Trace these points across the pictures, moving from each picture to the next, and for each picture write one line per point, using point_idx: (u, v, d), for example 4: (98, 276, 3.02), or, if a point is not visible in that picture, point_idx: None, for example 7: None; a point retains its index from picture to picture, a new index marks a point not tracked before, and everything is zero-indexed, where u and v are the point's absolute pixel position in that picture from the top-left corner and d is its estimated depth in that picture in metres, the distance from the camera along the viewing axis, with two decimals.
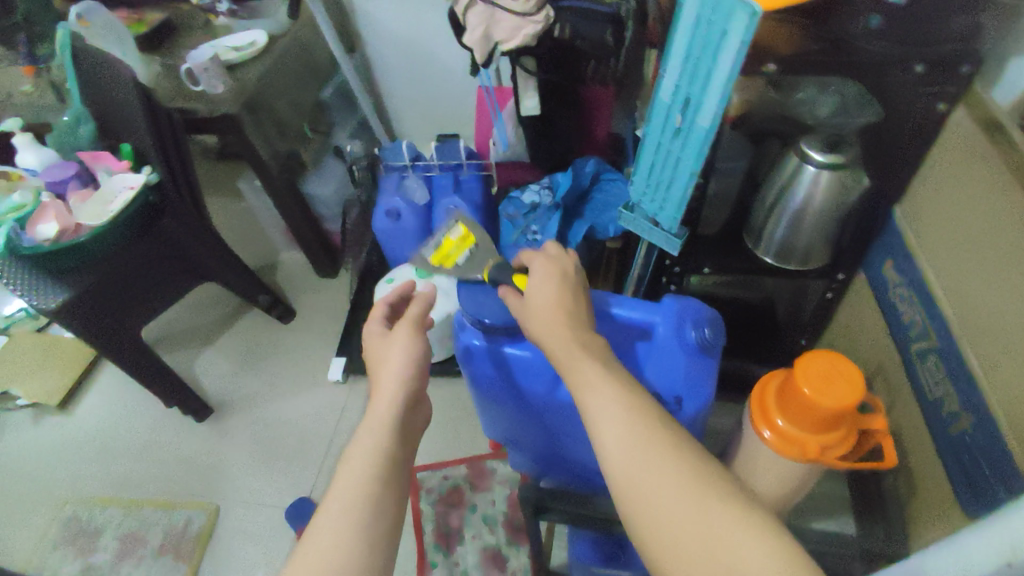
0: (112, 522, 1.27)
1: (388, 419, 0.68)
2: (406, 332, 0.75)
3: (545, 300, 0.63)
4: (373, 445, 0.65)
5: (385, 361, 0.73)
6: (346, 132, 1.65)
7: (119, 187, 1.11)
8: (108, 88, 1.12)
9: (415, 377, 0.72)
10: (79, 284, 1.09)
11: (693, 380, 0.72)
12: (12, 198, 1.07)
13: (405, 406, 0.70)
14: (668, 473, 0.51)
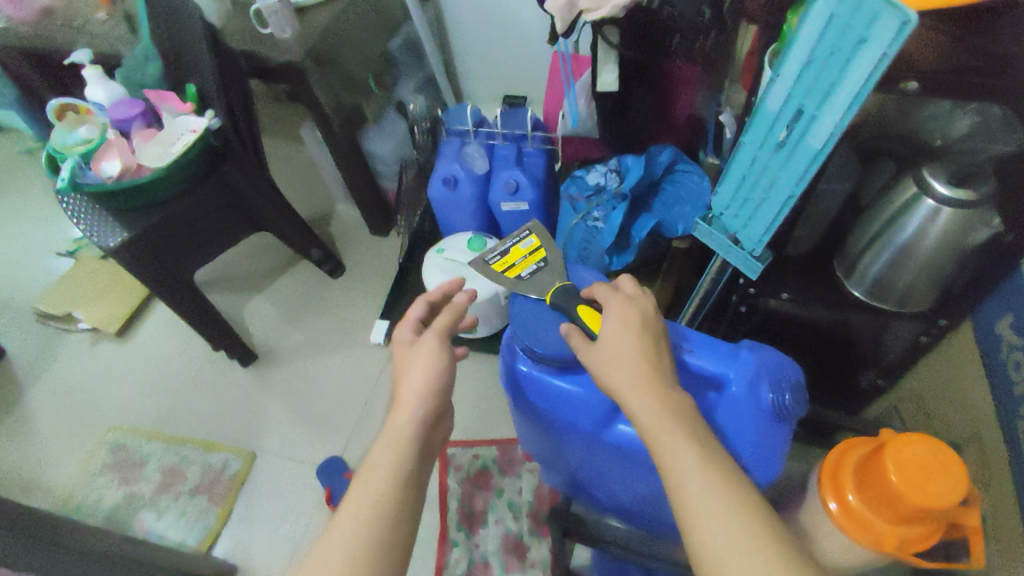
0: (156, 454, 1.33)
1: (402, 432, 0.67)
2: (430, 344, 0.73)
3: (616, 334, 0.59)
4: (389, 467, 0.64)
5: (408, 368, 0.72)
6: (412, 85, 1.58)
7: (181, 130, 1.10)
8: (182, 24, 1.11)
9: (435, 391, 0.70)
10: (138, 225, 1.10)
11: (760, 447, 0.65)
12: (78, 131, 1.07)
13: (425, 418, 0.68)
14: (725, 531, 0.47)
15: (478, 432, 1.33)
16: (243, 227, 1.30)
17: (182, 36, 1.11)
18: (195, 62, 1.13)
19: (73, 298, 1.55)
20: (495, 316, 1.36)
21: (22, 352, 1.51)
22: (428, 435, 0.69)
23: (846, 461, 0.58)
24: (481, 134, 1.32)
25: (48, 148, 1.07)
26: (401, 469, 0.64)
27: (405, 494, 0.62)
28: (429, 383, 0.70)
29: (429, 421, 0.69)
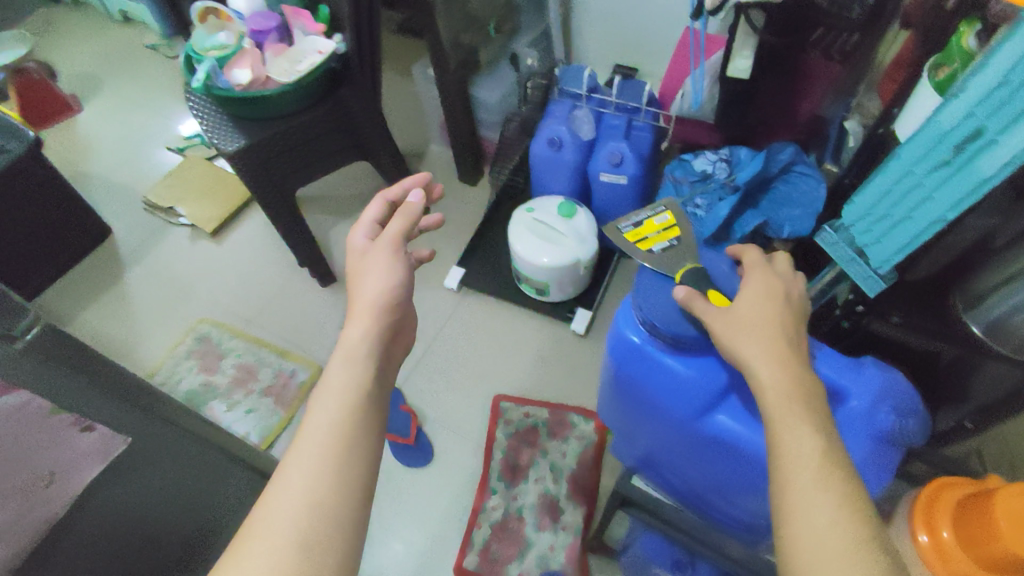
0: (234, 350, 1.42)
1: (357, 345, 0.69)
2: (384, 254, 0.76)
3: (750, 310, 0.62)
4: (347, 384, 0.65)
5: (363, 277, 0.75)
6: (528, 38, 1.56)
7: (310, 49, 1.13)
8: None
9: (391, 304, 0.73)
10: (256, 135, 1.15)
11: (869, 466, 0.64)
12: (217, 36, 1.12)
13: (382, 334, 0.72)
14: (826, 508, 0.48)
15: (534, 391, 1.36)
16: (349, 152, 1.34)
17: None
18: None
19: (180, 192, 1.66)
20: (571, 283, 1.37)
21: (128, 233, 1.63)
22: (385, 349, 0.72)
23: (946, 501, 0.63)
24: (594, 100, 1.31)
25: (188, 49, 1.12)
26: (360, 386, 0.65)
27: (365, 412, 0.63)
28: (383, 296, 0.73)
29: (385, 336, 0.72)
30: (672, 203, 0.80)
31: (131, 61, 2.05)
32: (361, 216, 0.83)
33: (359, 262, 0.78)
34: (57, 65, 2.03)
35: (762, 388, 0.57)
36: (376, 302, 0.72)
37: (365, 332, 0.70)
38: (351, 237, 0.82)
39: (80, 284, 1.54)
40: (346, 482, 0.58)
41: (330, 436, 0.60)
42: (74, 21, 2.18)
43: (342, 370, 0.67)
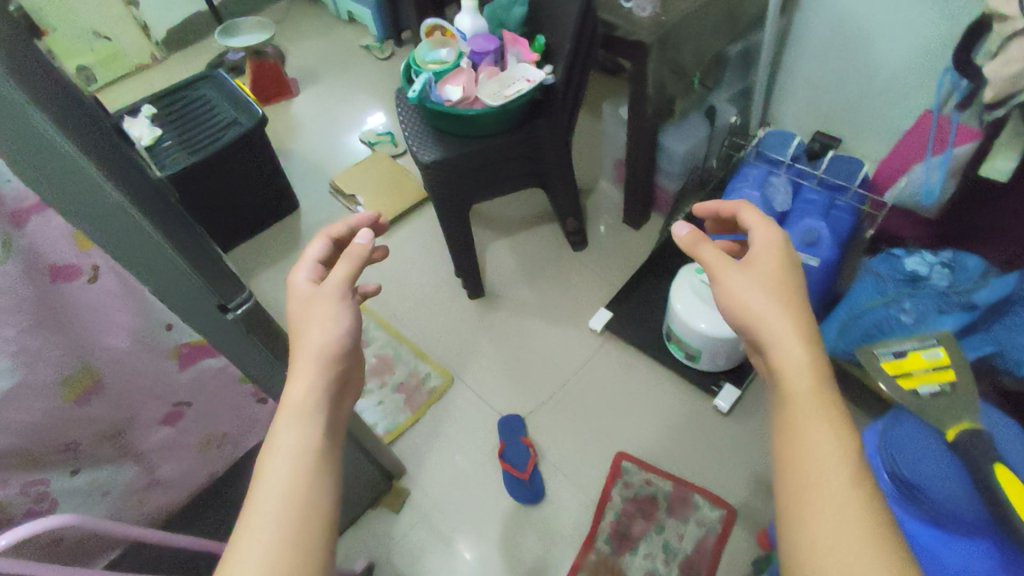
0: (379, 341, 1.49)
1: (305, 398, 0.69)
2: (329, 301, 0.76)
3: (768, 261, 0.72)
4: (300, 442, 0.66)
5: (308, 325, 0.74)
6: (729, 93, 1.50)
7: (519, 75, 1.15)
8: None
9: (340, 350, 0.73)
10: (450, 149, 1.20)
11: None
12: (438, 51, 1.18)
13: (329, 381, 0.71)
14: (828, 457, 0.58)
15: (660, 458, 1.27)
16: (525, 178, 1.34)
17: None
18: (560, 9, 1.15)
19: (363, 183, 1.79)
20: (726, 357, 1.27)
21: (311, 212, 1.78)
22: (332, 396, 0.72)
23: None
24: (793, 170, 1.20)
25: (410, 57, 1.19)
26: (313, 443, 0.66)
27: (322, 459, 0.65)
28: (332, 343, 0.72)
29: (334, 385, 0.72)
30: (947, 342, 0.89)
31: (347, 60, 2.28)
32: (303, 257, 0.85)
33: (302, 308, 0.78)
34: (288, 54, 2.31)
35: (779, 348, 0.66)
36: (320, 349, 0.71)
37: (309, 390, 0.69)
38: (292, 279, 0.83)
39: (263, 248, 1.70)
40: (308, 540, 0.60)
41: (285, 493, 0.62)
42: (309, 18, 2.47)
43: (287, 429, 0.67)
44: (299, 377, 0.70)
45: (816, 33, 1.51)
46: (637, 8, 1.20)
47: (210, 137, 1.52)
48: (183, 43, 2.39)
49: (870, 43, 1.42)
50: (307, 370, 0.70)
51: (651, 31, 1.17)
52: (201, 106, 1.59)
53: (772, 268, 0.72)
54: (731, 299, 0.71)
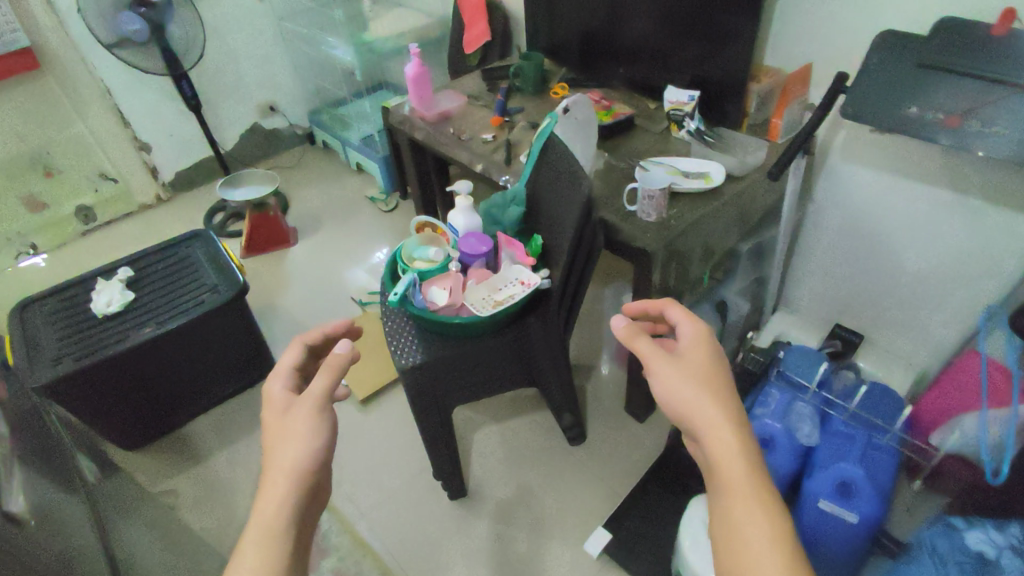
0: (338, 548, 1.28)
1: (272, 515, 0.67)
2: (306, 413, 0.76)
3: (697, 360, 0.78)
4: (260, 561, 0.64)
5: (283, 440, 0.74)
6: (741, 285, 1.40)
7: (512, 278, 1.07)
8: (562, 183, 1.04)
9: (312, 465, 0.72)
10: (434, 353, 1.06)
11: None
12: (429, 250, 1.10)
13: (302, 492, 0.70)
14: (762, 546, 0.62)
15: None
16: (517, 378, 1.20)
17: (560, 188, 1.05)
18: (559, 216, 1.06)
19: None
20: None
21: None
22: (306, 503, 0.71)
23: None
24: (819, 397, 1.05)
25: (396, 254, 1.11)
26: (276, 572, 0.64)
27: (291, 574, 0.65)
28: (306, 459, 0.72)
29: (303, 502, 0.70)
30: None
31: (351, 210, 2.27)
32: (277, 367, 0.87)
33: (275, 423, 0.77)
34: (293, 201, 2.32)
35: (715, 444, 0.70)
36: (293, 464, 0.71)
37: (278, 504, 0.68)
38: (268, 387, 0.85)
39: (226, 417, 1.55)
40: None
41: None
42: (319, 166, 2.51)
43: (246, 555, 0.64)
44: (266, 489, 0.69)
45: (825, 227, 1.42)
46: (640, 212, 1.11)
47: (185, 303, 1.42)
48: (192, 187, 2.42)
49: (890, 240, 1.32)
50: (273, 487, 0.69)
51: (658, 235, 1.09)
52: (183, 266, 1.51)
53: (702, 367, 0.77)
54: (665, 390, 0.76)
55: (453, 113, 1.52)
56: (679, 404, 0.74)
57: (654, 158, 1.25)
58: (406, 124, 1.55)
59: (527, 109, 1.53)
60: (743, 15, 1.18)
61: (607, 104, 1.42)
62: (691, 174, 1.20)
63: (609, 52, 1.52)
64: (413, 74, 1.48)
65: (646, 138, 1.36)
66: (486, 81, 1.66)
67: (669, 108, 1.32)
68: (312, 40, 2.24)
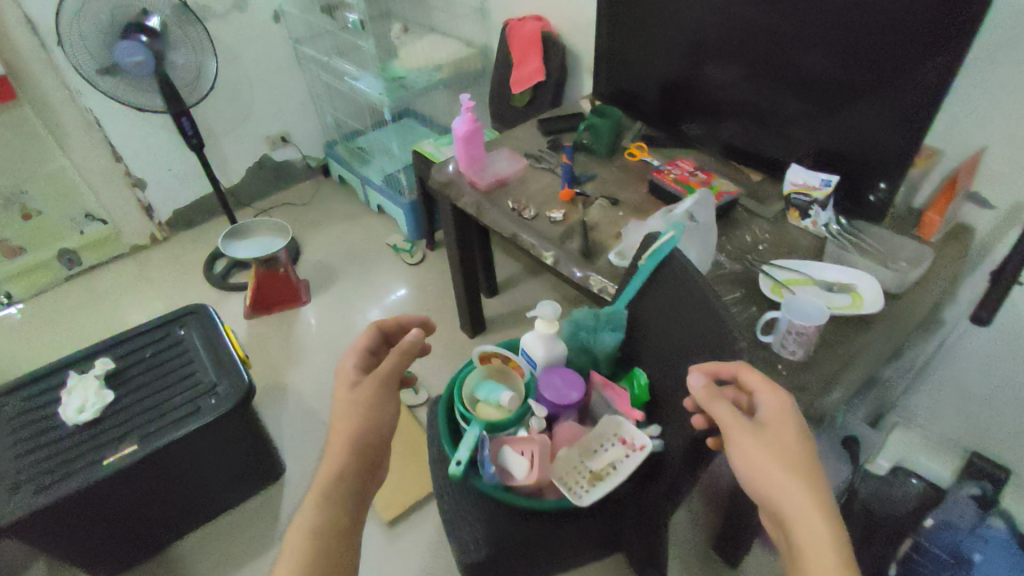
0: None
1: (334, 480, 0.71)
2: (373, 387, 0.79)
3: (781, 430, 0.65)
4: (320, 515, 0.68)
5: (350, 412, 0.76)
6: (866, 408, 1.12)
7: (609, 433, 0.80)
8: (688, 315, 0.76)
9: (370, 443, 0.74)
10: (498, 543, 0.80)
11: None
12: (501, 389, 0.84)
13: (362, 464, 0.73)
14: None
15: None
16: (602, 555, 0.90)
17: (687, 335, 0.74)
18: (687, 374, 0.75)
19: None
20: None
21: (296, 483, 1.36)
22: (364, 474, 0.74)
23: None
24: None
25: (456, 390, 0.86)
26: (335, 527, 0.68)
27: (345, 530, 0.69)
28: (369, 430, 0.75)
29: (362, 471, 0.73)
30: None
31: (370, 261, 1.99)
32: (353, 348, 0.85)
33: (344, 400, 0.78)
34: (305, 248, 2.04)
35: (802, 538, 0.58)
36: (354, 436, 0.74)
37: (340, 471, 0.72)
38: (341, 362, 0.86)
39: (220, 537, 1.27)
40: None
41: (309, 563, 0.65)
42: (335, 204, 2.24)
43: (310, 511, 0.69)
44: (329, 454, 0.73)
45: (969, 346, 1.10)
46: (778, 344, 0.84)
47: (177, 409, 1.15)
48: (191, 226, 2.15)
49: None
50: (338, 458, 0.72)
51: (805, 386, 0.80)
52: (177, 358, 1.24)
53: (789, 443, 0.64)
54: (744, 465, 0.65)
55: (509, 178, 1.26)
56: (761, 481, 0.63)
57: (779, 262, 0.99)
58: (450, 187, 1.28)
59: (598, 176, 1.26)
60: (915, 81, 0.89)
61: (707, 178, 1.16)
62: (834, 286, 0.93)
63: (702, 108, 1.24)
64: (464, 134, 1.23)
65: (758, 225, 1.09)
66: (547, 135, 1.41)
67: (790, 190, 1.06)
68: (332, 68, 1.97)
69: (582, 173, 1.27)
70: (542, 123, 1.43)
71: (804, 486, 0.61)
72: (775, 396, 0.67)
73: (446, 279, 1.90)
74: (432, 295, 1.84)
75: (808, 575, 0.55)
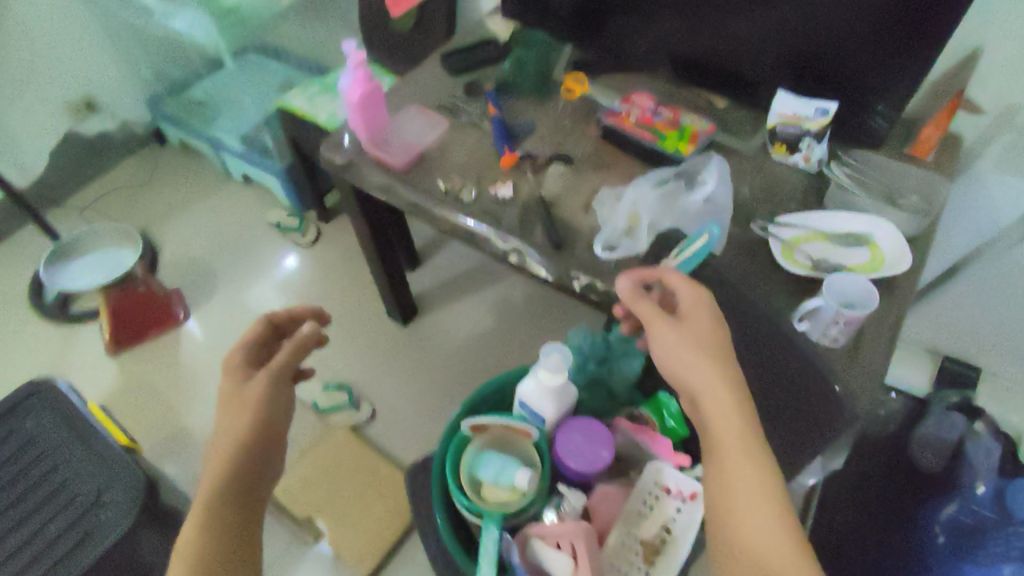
0: None
1: (221, 495, 0.61)
2: (260, 382, 0.68)
3: (701, 319, 0.61)
4: (199, 533, 0.59)
5: (234, 414, 0.66)
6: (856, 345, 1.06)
7: (651, 484, 0.65)
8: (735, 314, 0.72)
9: (258, 451, 0.64)
10: None
11: None
12: (510, 464, 0.65)
13: (253, 471, 0.64)
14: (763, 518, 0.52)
15: None
16: None
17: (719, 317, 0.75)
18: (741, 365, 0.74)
19: (320, 496, 1.17)
20: None
21: None
22: (256, 484, 0.64)
23: None
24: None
25: (449, 472, 0.66)
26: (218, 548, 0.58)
27: (231, 549, 0.59)
28: (258, 434, 0.65)
29: (252, 481, 0.63)
30: None
31: (252, 247, 1.63)
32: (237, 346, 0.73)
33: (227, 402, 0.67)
34: (161, 245, 1.63)
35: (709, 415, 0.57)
36: (241, 443, 0.63)
37: (228, 479, 0.62)
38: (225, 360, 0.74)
39: None
40: None
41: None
42: (185, 179, 1.79)
43: (191, 529, 0.60)
44: (212, 465, 0.63)
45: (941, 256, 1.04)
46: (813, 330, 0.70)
47: (62, 539, 0.90)
48: None
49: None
50: (221, 465, 0.63)
51: (863, 378, 0.69)
52: (40, 461, 0.98)
53: (708, 333, 0.60)
54: (663, 358, 0.61)
55: (428, 148, 0.98)
56: (675, 371, 0.60)
57: (782, 215, 0.84)
58: (353, 171, 0.98)
59: (536, 126, 1.02)
60: None
61: (672, 113, 0.96)
62: (848, 238, 0.80)
63: (641, 9, 0.98)
64: (360, 100, 0.92)
65: (741, 169, 0.92)
66: (455, 77, 1.12)
67: (777, 122, 0.89)
68: (133, 4, 1.47)
69: (516, 125, 1.02)
70: (445, 62, 1.14)
71: (717, 364, 0.58)
72: (696, 293, 0.62)
73: (351, 253, 1.60)
74: (340, 277, 1.55)
75: (720, 440, 0.55)
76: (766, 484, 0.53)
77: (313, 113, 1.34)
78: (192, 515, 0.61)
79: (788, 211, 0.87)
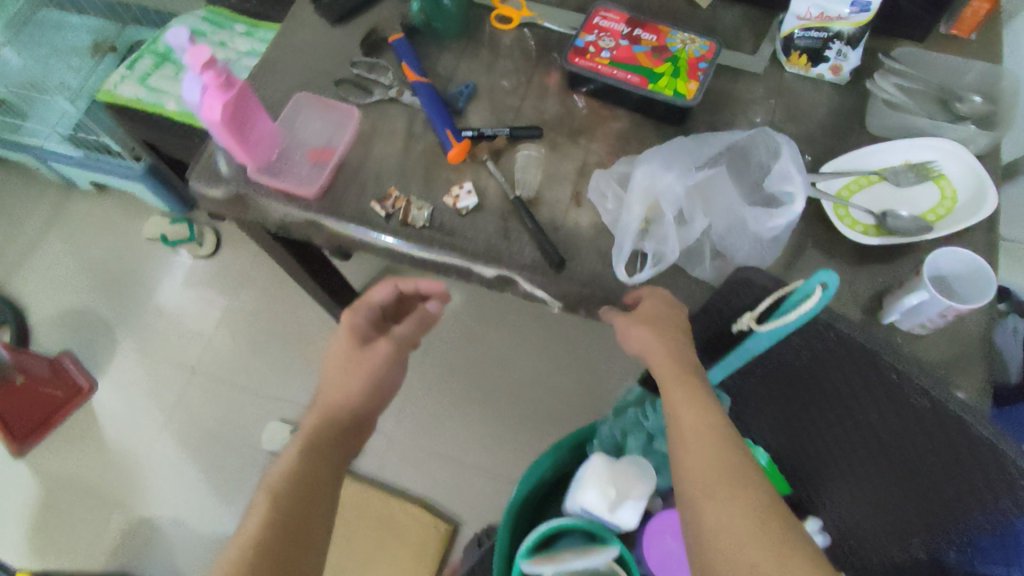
0: None
1: (330, 434, 0.59)
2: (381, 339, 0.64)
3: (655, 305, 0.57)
4: (301, 462, 0.56)
5: (352, 370, 0.62)
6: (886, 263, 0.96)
7: None
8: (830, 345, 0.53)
9: (373, 404, 0.63)
10: None
11: None
12: None
13: (351, 424, 0.61)
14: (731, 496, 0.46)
15: None
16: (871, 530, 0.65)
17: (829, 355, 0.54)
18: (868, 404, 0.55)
19: (334, 557, 1.04)
20: None
21: None
22: (354, 438, 0.61)
23: None
24: None
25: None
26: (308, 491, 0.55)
27: (323, 497, 0.56)
28: (370, 396, 0.62)
29: (350, 439, 0.61)
30: None
31: (141, 275, 1.30)
32: (363, 300, 0.69)
33: (349, 347, 0.64)
34: (24, 300, 1.29)
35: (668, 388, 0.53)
36: (359, 398, 0.61)
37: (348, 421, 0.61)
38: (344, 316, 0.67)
39: None
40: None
41: (286, 502, 0.54)
42: (19, 204, 1.38)
43: (294, 451, 0.58)
44: (330, 387, 0.62)
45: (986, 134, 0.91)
46: (910, 317, 0.57)
47: None
48: None
49: None
50: (340, 405, 0.61)
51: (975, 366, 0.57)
52: None
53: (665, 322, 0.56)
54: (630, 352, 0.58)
55: (345, 153, 0.71)
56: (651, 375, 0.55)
57: (825, 161, 0.68)
58: (255, 212, 0.71)
59: (477, 86, 0.76)
60: None
61: (653, 35, 0.72)
62: (909, 173, 0.65)
63: None
64: (225, 118, 0.62)
65: (755, 99, 0.72)
66: (341, 26, 0.80)
67: (795, 27, 0.69)
68: None
69: (450, 90, 0.75)
70: (320, 6, 0.80)
71: (670, 350, 0.54)
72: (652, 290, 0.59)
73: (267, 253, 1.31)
74: (263, 288, 1.27)
75: (681, 424, 0.51)
76: (725, 445, 0.48)
77: (158, 102, 0.98)
78: (297, 444, 0.58)
79: (827, 147, 0.69)
